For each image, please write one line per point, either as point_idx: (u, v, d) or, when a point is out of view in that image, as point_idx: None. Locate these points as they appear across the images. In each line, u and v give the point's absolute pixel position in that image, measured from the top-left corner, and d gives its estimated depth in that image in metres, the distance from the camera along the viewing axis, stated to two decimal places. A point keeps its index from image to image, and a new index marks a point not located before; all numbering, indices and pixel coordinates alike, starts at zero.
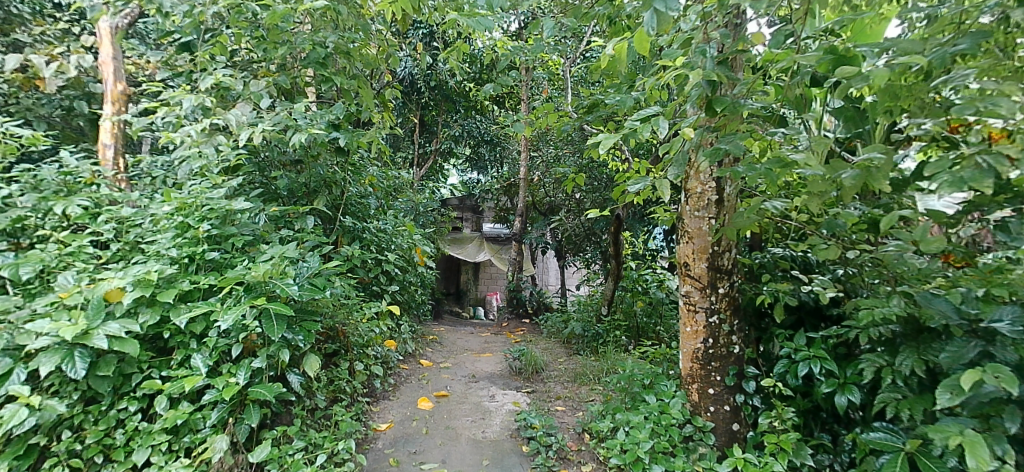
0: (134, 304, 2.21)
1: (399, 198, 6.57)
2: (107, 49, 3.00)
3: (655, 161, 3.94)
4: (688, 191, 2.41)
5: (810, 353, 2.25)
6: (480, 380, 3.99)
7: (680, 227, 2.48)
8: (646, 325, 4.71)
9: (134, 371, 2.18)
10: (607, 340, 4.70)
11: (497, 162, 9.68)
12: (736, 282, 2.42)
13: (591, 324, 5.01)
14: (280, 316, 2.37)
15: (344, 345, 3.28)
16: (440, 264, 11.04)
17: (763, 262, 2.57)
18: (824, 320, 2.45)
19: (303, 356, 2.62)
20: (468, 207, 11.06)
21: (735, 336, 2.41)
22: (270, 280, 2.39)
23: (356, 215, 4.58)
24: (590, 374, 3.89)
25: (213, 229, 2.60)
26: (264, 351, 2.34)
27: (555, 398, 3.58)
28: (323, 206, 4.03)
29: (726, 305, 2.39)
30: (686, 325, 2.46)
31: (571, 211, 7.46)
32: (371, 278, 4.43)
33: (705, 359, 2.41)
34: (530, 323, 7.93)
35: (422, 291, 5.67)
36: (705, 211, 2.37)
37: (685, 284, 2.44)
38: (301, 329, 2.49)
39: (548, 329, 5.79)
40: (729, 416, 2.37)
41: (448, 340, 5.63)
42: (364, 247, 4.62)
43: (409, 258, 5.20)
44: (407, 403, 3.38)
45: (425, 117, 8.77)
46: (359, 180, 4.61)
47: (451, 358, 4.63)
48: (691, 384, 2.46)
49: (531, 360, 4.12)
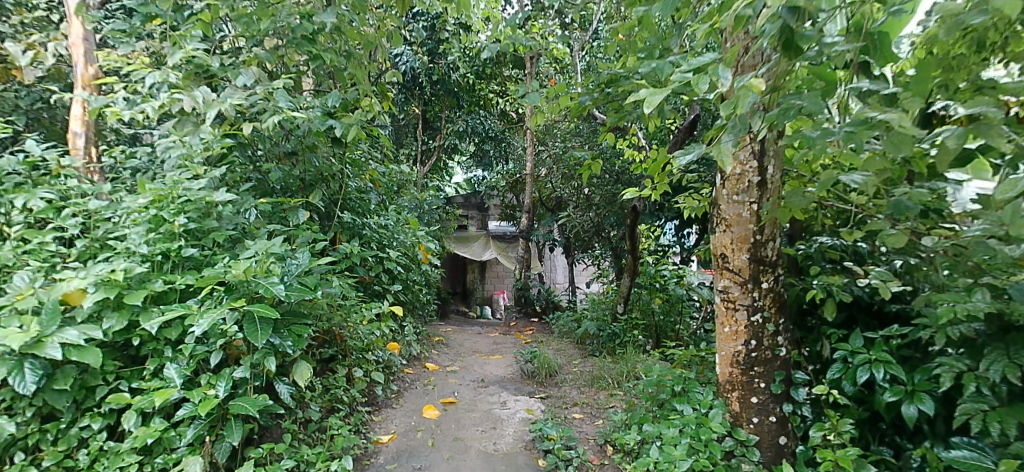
0: (98, 308, 1.95)
1: (403, 194, 6.32)
2: (77, 27, 2.76)
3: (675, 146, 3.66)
4: (726, 172, 2.12)
5: (870, 356, 1.96)
6: (490, 385, 3.71)
7: (716, 214, 2.18)
8: (667, 323, 4.51)
9: (99, 383, 1.92)
10: (624, 341, 4.41)
11: (503, 158, 9.42)
12: (781, 276, 2.13)
13: (606, 324, 4.69)
14: (265, 320, 2.10)
15: (341, 350, 3.01)
16: (446, 263, 10.78)
17: (809, 253, 2.25)
18: (880, 317, 2.16)
19: (293, 364, 2.36)
20: (474, 205, 10.81)
21: (781, 337, 2.12)
22: (253, 280, 2.13)
23: (355, 211, 4.33)
24: (608, 378, 3.62)
25: (192, 222, 2.34)
26: (247, 359, 2.08)
27: (571, 405, 3.32)
28: (319, 201, 3.78)
29: (770, 302, 2.10)
30: (725, 325, 2.17)
31: (579, 206, 7.15)
32: (372, 277, 4.16)
33: (747, 364, 2.12)
34: (539, 322, 7.65)
35: (427, 292, 5.41)
36: (745, 195, 2.07)
37: (723, 278, 2.16)
38: (290, 334, 2.22)
39: (559, 329, 5.52)
40: (775, 428, 2.08)
41: (455, 342, 5.36)
42: (363, 245, 4.36)
43: (412, 256, 4.94)
44: (412, 411, 3.11)
45: (429, 112, 8.52)
46: (358, 174, 4.36)
47: (458, 361, 4.34)
48: (730, 391, 2.18)
49: (544, 363, 3.86)
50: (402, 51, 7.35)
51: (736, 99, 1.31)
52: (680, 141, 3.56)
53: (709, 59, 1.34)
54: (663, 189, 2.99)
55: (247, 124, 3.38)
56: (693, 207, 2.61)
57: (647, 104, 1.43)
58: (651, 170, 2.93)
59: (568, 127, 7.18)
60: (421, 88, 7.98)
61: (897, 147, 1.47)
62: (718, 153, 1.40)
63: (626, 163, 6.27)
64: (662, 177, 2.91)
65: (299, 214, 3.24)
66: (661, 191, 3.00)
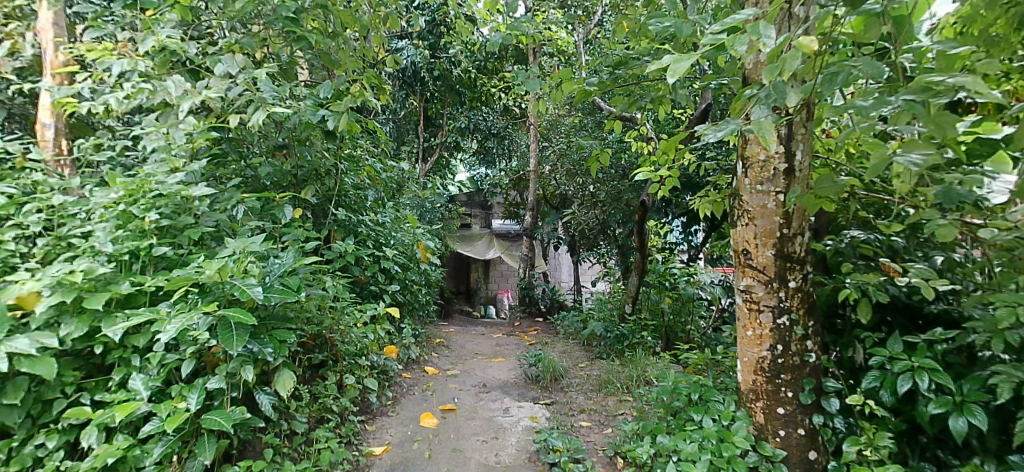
0: (56, 313, 1.78)
1: (403, 193, 6.14)
2: (45, 12, 2.62)
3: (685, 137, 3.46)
4: (748, 159, 1.91)
5: (913, 363, 1.75)
6: (492, 390, 3.52)
7: (737, 206, 1.98)
8: (677, 322, 4.32)
9: (57, 396, 1.75)
10: (632, 342, 4.21)
11: (505, 155, 9.24)
12: (810, 274, 1.92)
13: (614, 324, 4.47)
14: (242, 326, 1.91)
15: (332, 355, 2.83)
16: (449, 263, 10.61)
17: (839, 249, 2.05)
18: (918, 319, 1.95)
19: (276, 372, 2.17)
20: (477, 203, 10.62)
21: (810, 341, 1.91)
22: (229, 281, 1.95)
23: (350, 208, 4.15)
24: (616, 382, 3.43)
25: (164, 219, 2.16)
26: (223, 368, 1.89)
27: (578, 411, 3.13)
28: (311, 197, 3.60)
29: (799, 303, 1.89)
30: (747, 328, 1.97)
31: (584, 203, 6.95)
32: (368, 277, 3.98)
33: (772, 372, 1.92)
34: (543, 323, 7.46)
35: (427, 292, 5.23)
36: (770, 184, 1.87)
37: (745, 277, 1.95)
38: (271, 340, 2.03)
39: (565, 330, 5.33)
40: (804, 442, 1.88)
41: (457, 344, 5.17)
42: (359, 244, 4.17)
43: (411, 255, 4.75)
44: (408, 420, 2.93)
45: (430, 109, 8.34)
46: (353, 170, 4.18)
47: (458, 365, 4.16)
48: (754, 402, 1.97)
49: (549, 366, 3.67)
50: (402, 45, 7.18)
51: (781, 61, 1.18)
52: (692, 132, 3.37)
53: (745, 17, 1.18)
54: (673, 183, 2.80)
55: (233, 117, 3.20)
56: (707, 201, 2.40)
57: (672, 71, 1.31)
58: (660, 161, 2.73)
59: (572, 122, 6.99)
60: (421, 84, 7.81)
61: (941, 127, 1.30)
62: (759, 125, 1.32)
63: (632, 158, 6.07)
64: (671, 168, 2.71)
65: (286, 211, 3.05)
66: (671, 184, 2.81)
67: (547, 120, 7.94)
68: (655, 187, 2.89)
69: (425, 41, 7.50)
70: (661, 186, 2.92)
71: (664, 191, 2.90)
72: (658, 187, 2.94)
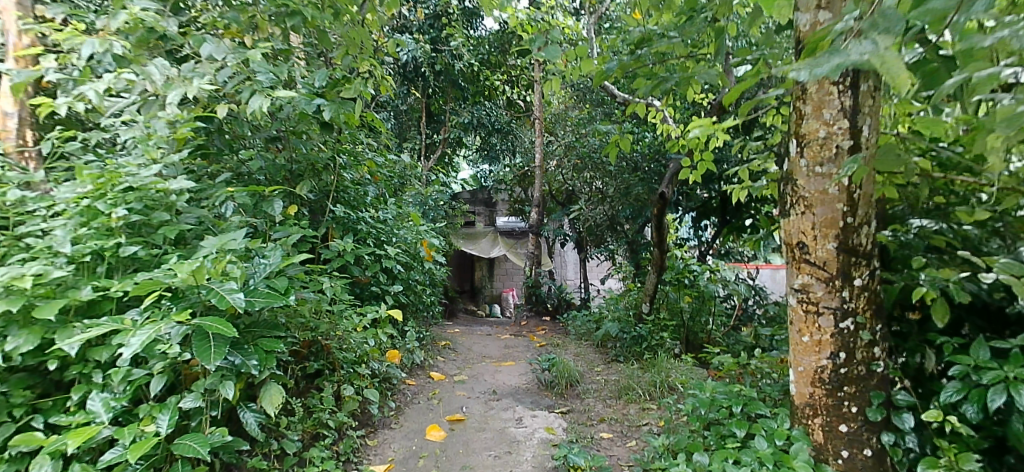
0: (3, 324, 1.53)
1: (405, 190, 5.91)
2: None
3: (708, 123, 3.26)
4: (805, 137, 1.65)
5: (1007, 372, 1.48)
6: (503, 398, 3.26)
7: (790, 192, 1.71)
8: (697, 323, 4.16)
9: (4, 420, 1.50)
10: (651, 344, 3.94)
11: (510, 151, 9.00)
12: (877, 270, 1.66)
13: (630, 325, 4.21)
14: (221, 336, 1.66)
15: (329, 363, 2.58)
16: (452, 262, 10.35)
17: (906, 241, 1.79)
18: (997, 318, 1.71)
19: (263, 385, 1.92)
20: (480, 200, 10.37)
21: (878, 348, 1.65)
22: (205, 284, 1.69)
23: (348, 204, 3.92)
24: (637, 389, 3.17)
25: (136, 215, 1.91)
26: (199, 384, 1.64)
27: (597, 421, 2.88)
28: (306, 192, 3.36)
29: (865, 304, 1.63)
30: (803, 333, 1.71)
31: (592, 199, 6.67)
32: (369, 276, 3.73)
33: (834, 383, 1.66)
34: (551, 322, 7.22)
35: (431, 293, 4.98)
36: (832, 166, 1.60)
37: (801, 274, 1.69)
38: (256, 350, 1.78)
39: (576, 331, 5.08)
40: (872, 465, 1.62)
41: (462, 346, 4.92)
42: (359, 242, 3.92)
43: (414, 253, 4.49)
44: (413, 433, 2.67)
45: (432, 104, 8.08)
46: (352, 164, 3.94)
47: (466, 369, 3.90)
48: (811, 417, 1.72)
49: (564, 371, 3.41)
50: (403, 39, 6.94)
51: None
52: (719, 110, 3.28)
53: None
54: (706, 166, 2.75)
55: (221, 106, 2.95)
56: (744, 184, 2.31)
57: None
58: (694, 143, 2.68)
59: (580, 115, 6.73)
60: (422, 79, 7.55)
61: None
62: (878, 56, 0.94)
63: (644, 150, 5.80)
64: (705, 152, 2.67)
65: (277, 206, 2.80)
66: (703, 167, 2.76)
67: (553, 114, 7.68)
68: (686, 172, 2.85)
69: (426, 34, 7.25)
70: (694, 171, 2.87)
71: (697, 176, 2.85)
72: (689, 171, 2.89)
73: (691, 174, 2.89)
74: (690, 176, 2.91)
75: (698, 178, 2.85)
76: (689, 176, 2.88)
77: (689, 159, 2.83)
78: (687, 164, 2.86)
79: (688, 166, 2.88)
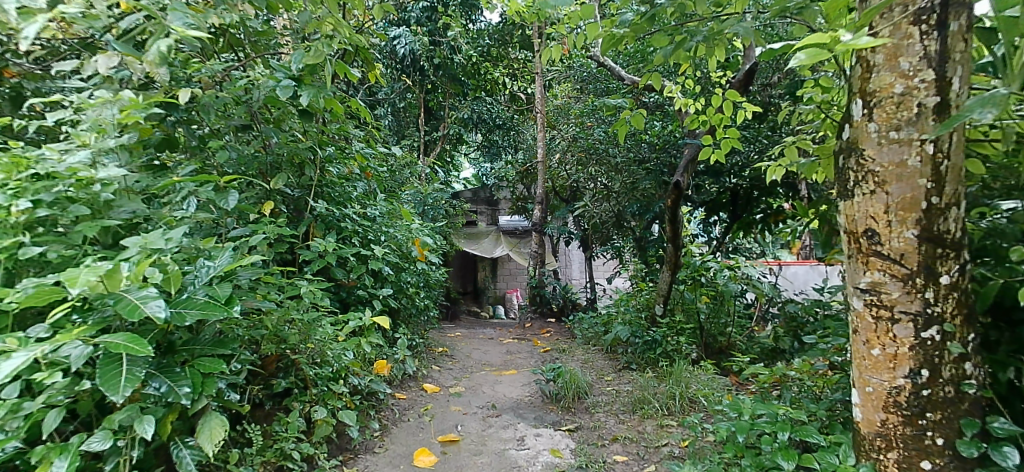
0: None
1: (404, 188, 5.61)
2: None
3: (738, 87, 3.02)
4: (875, 96, 1.30)
5: None
6: (503, 413, 2.92)
7: (854, 167, 1.36)
8: (714, 325, 3.88)
9: None
10: (667, 350, 3.57)
11: (513, 148, 8.64)
12: (967, 265, 1.30)
13: (643, 328, 3.85)
14: (134, 359, 1.32)
15: (301, 380, 2.24)
16: (454, 262, 9.99)
17: (994, 228, 1.43)
18: None
19: (202, 415, 1.58)
20: (483, 199, 9.66)
21: (970, 364, 1.29)
22: (114, 294, 1.35)
23: (333, 200, 3.61)
24: (653, 402, 2.83)
25: (49, 210, 1.59)
26: (110, 420, 1.30)
27: (609, 440, 2.54)
28: (281, 185, 3.09)
29: (954, 307, 1.27)
30: (873, 345, 1.35)
31: (596, 195, 6.32)
32: (356, 279, 3.38)
33: (914, 408, 1.30)
34: (556, 325, 6.87)
35: (428, 296, 4.66)
36: (914, 132, 1.25)
37: (869, 270, 1.34)
38: (188, 375, 1.44)
39: (585, 335, 4.73)
40: None
41: (462, 352, 4.58)
42: (344, 242, 3.58)
43: (407, 254, 4.14)
44: (399, 458, 2.33)
45: (431, 100, 7.79)
46: (337, 157, 3.63)
47: (464, 380, 3.56)
48: (884, 452, 1.36)
49: (572, 382, 3.06)
50: (400, 32, 6.67)
51: None
52: (748, 78, 3.04)
53: None
54: (731, 144, 2.42)
55: (186, 92, 2.65)
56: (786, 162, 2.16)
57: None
58: (717, 117, 2.38)
59: (581, 106, 6.38)
60: (421, 74, 7.27)
61: None
62: None
63: (653, 140, 5.45)
64: (730, 127, 2.35)
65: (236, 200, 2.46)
66: (727, 145, 2.44)
67: (554, 107, 7.35)
68: (707, 151, 2.52)
69: (424, 26, 6.98)
70: (716, 150, 2.54)
71: (720, 157, 2.51)
72: (709, 150, 2.54)
73: (713, 154, 2.56)
74: (711, 156, 2.57)
75: (721, 158, 2.51)
76: (709, 155, 2.57)
77: (712, 136, 2.50)
78: (708, 141, 2.53)
79: (710, 144, 2.53)
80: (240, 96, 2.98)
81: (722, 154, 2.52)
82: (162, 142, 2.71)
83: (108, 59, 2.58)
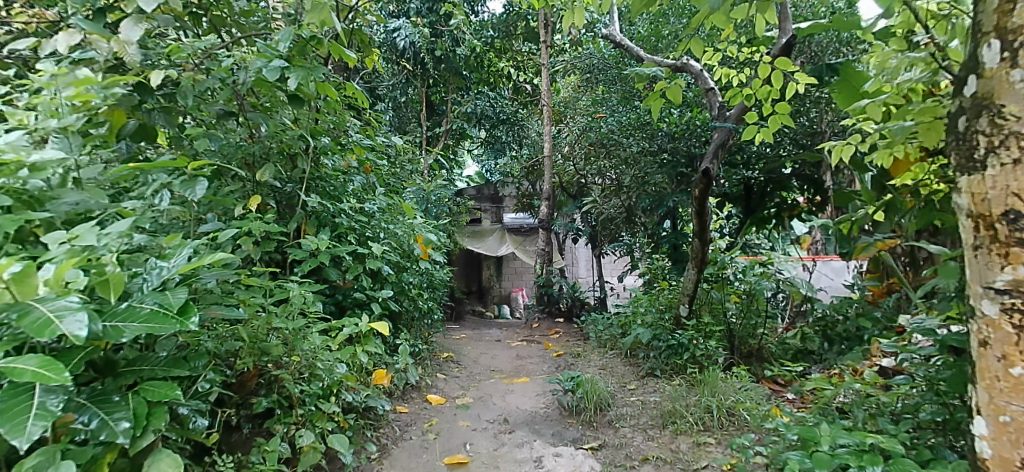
0: None
1: (406, 185, 5.34)
2: None
3: (784, 51, 2.77)
4: (1021, 34, 0.99)
5: None
6: (516, 429, 2.60)
7: (986, 128, 1.04)
8: (742, 327, 3.56)
9: None
10: (695, 355, 3.27)
11: (518, 143, 8.14)
12: None
13: (666, 331, 3.54)
14: (49, 389, 1.02)
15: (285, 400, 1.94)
16: (458, 261, 9.71)
17: None
18: None
19: (151, 451, 1.27)
20: (487, 196, 9.20)
21: None
22: (25, 303, 1.04)
23: (326, 195, 3.32)
24: (687, 416, 2.51)
25: None
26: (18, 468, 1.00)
27: (639, 461, 2.22)
28: (268, 176, 2.79)
29: None
30: (1015, 362, 1.03)
31: (606, 192, 6.14)
32: (353, 280, 3.07)
33: None
34: (565, 325, 6.55)
35: (432, 298, 4.36)
36: None
37: (1011, 265, 1.02)
38: (127, 405, 1.14)
39: (600, 338, 4.43)
40: None
41: (469, 358, 4.28)
42: (339, 240, 3.27)
43: (408, 253, 3.82)
44: None
45: (432, 94, 7.48)
46: (331, 148, 3.34)
47: (471, 390, 3.25)
48: None
49: (593, 393, 2.74)
50: (399, 24, 6.36)
51: None
52: (788, 47, 2.81)
53: None
54: (780, 120, 2.09)
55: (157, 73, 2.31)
56: (858, 139, 1.87)
57: None
58: (764, 90, 2.05)
59: (590, 97, 6.08)
60: (422, 67, 6.98)
61: None
62: None
63: (671, 128, 5.05)
64: (779, 102, 2.03)
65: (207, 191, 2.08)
66: (775, 122, 2.12)
67: (561, 100, 7.07)
68: (752, 130, 2.22)
69: (425, 18, 6.69)
70: (765, 129, 2.23)
71: (769, 136, 2.21)
72: (755, 129, 2.24)
73: (760, 133, 2.26)
74: (756, 136, 2.28)
75: (771, 138, 2.21)
76: (755, 134, 2.28)
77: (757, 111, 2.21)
78: (753, 117, 2.23)
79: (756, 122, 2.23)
80: (221, 77, 2.66)
81: (769, 132, 2.21)
82: (136, 130, 2.39)
83: (68, 37, 2.28)
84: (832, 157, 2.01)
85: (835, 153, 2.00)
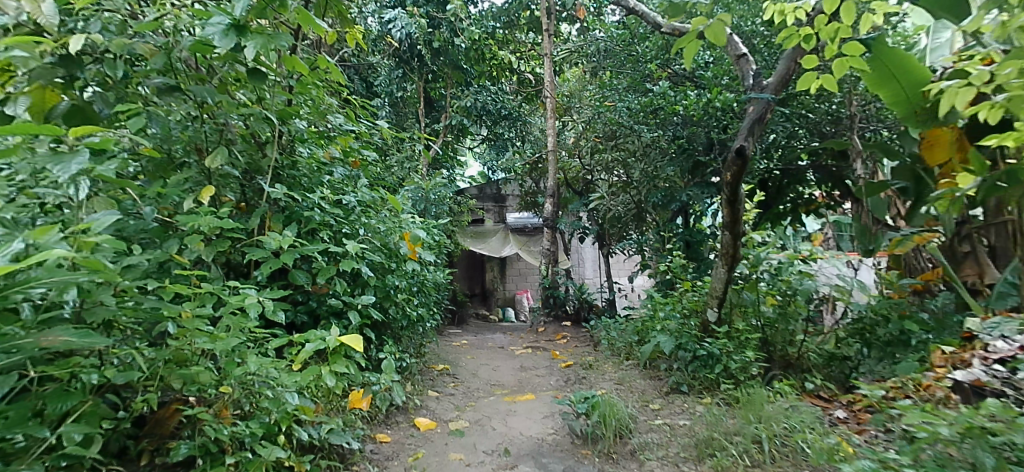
0: None
1: (402, 184, 4.90)
2: None
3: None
4: None
5: None
6: (518, 464, 2.14)
7: None
8: (776, 333, 3.13)
9: None
10: (728, 367, 2.82)
11: (521, 141, 7.66)
12: None
13: (692, 339, 3.07)
14: None
15: (211, 444, 1.48)
16: (459, 263, 9.23)
17: None
18: None
19: None
20: (489, 195, 8.79)
21: None
22: None
23: (297, 188, 2.86)
24: (729, 447, 2.04)
25: None
26: None
27: None
28: (220, 161, 2.34)
29: None
30: None
31: (613, 188, 5.70)
32: (327, 284, 2.62)
33: None
34: (574, 330, 6.06)
35: (426, 305, 3.90)
36: None
37: None
38: None
39: (614, 347, 3.95)
40: None
41: (467, 370, 3.83)
42: (311, 238, 2.81)
43: (393, 254, 3.25)
44: None
45: (431, 90, 7.04)
46: (303, 134, 2.89)
47: (467, 411, 2.79)
48: None
49: (611, 415, 2.28)
50: (395, 15, 6.00)
51: None
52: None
53: None
54: (849, 64, 1.77)
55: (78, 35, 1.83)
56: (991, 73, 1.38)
57: None
58: (829, 30, 1.68)
59: (597, 86, 5.64)
60: (418, 60, 6.50)
61: None
62: None
63: (688, 113, 4.44)
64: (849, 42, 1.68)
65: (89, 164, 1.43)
66: (842, 66, 1.78)
67: (567, 92, 6.67)
68: (811, 76, 1.86)
69: (421, 8, 6.30)
70: (827, 75, 1.86)
71: (832, 85, 1.86)
72: (814, 76, 1.87)
73: (818, 82, 1.91)
74: (813, 83, 1.94)
75: (833, 86, 1.86)
76: (810, 82, 1.92)
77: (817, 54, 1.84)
78: (812, 61, 1.84)
79: (816, 66, 1.86)
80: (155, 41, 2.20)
81: (833, 80, 1.86)
82: (69, 112, 1.92)
83: None
84: (944, 99, 1.54)
85: (951, 94, 1.51)
